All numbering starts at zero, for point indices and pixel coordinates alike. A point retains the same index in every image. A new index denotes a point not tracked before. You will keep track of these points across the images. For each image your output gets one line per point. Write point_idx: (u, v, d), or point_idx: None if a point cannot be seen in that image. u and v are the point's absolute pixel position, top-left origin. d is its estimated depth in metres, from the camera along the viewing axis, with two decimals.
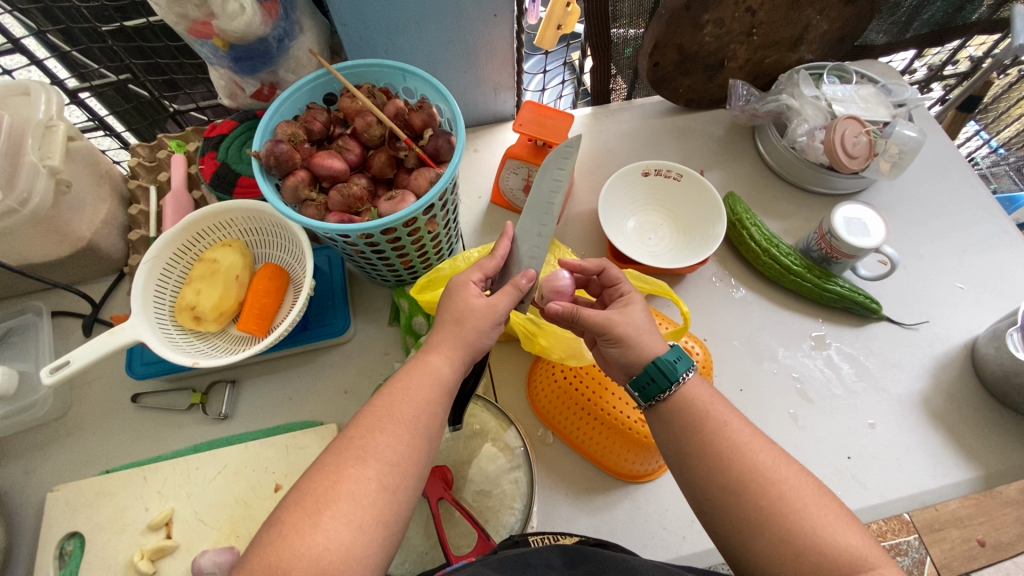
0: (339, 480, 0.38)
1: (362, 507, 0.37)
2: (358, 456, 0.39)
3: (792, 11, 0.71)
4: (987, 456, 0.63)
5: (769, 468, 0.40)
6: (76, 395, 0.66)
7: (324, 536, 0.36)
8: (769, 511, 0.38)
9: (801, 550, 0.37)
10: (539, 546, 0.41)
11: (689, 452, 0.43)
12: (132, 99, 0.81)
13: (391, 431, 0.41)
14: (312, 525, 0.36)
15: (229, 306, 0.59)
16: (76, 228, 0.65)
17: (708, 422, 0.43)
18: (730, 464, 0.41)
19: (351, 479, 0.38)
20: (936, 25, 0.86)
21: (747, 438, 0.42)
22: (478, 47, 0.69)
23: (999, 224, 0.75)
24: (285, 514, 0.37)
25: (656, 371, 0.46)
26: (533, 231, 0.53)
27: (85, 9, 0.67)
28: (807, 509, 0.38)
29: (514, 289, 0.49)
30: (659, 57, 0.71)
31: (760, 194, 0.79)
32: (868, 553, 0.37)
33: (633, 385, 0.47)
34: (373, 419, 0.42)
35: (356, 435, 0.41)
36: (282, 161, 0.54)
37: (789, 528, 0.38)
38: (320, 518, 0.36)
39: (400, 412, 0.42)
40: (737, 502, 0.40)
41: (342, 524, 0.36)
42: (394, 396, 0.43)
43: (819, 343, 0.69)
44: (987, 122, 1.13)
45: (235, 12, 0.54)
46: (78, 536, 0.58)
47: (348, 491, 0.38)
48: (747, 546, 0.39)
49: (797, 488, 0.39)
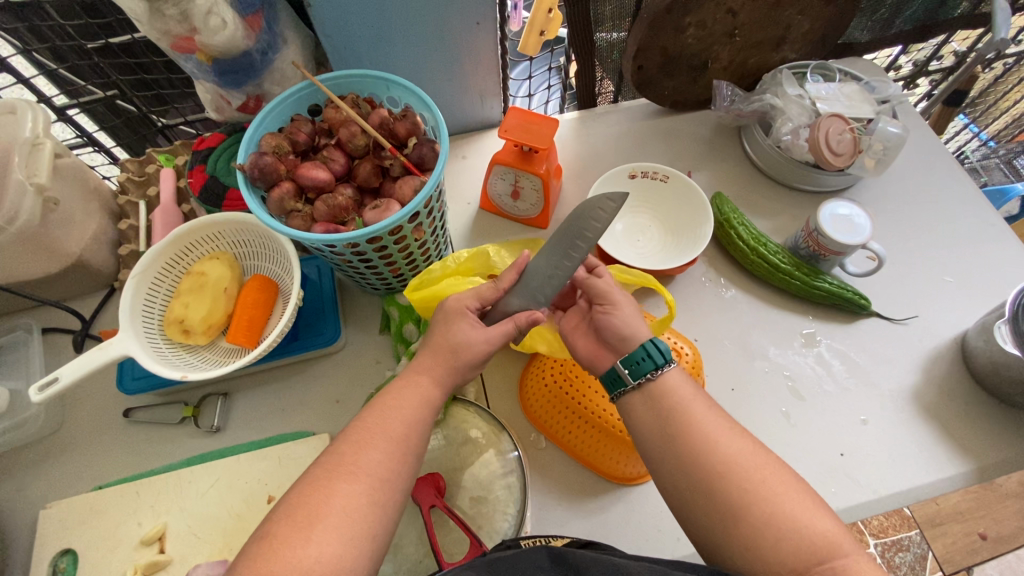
0: (330, 495, 0.38)
1: (352, 520, 0.38)
2: (350, 472, 0.40)
3: (773, 12, 0.72)
4: (981, 448, 0.63)
5: (745, 459, 0.41)
6: (67, 411, 0.66)
7: (315, 549, 0.36)
8: (746, 502, 0.39)
9: (777, 539, 0.38)
10: (528, 551, 0.41)
11: (665, 444, 0.44)
12: (121, 114, 0.82)
13: (380, 447, 0.41)
14: (304, 538, 0.36)
15: (217, 319, 0.59)
16: (65, 245, 0.66)
17: (682, 411, 0.44)
18: (701, 460, 0.41)
19: (344, 493, 0.38)
20: (919, 21, 0.86)
21: (725, 427, 0.43)
22: (462, 54, 0.70)
23: (988, 218, 0.75)
24: (274, 527, 0.37)
25: (651, 349, 0.47)
26: (544, 272, 0.51)
27: (71, 27, 0.67)
28: (783, 499, 0.39)
29: (512, 323, 0.49)
30: (643, 60, 0.72)
31: (747, 193, 0.79)
32: (839, 537, 0.38)
33: (623, 362, 0.48)
34: (364, 436, 0.42)
35: (348, 450, 0.41)
36: (266, 173, 0.55)
37: (766, 517, 0.39)
38: (312, 531, 0.37)
39: (391, 428, 0.43)
40: (714, 493, 0.40)
41: (333, 537, 0.37)
42: (385, 413, 0.44)
43: (809, 341, 0.69)
44: (976, 115, 1.13)
45: (217, 27, 0.54)
46: (72, 553, 0.58)
47: (339, 505, 0.38)
48: (723, 538, 0.40)
49: (773, 478, 0.40)
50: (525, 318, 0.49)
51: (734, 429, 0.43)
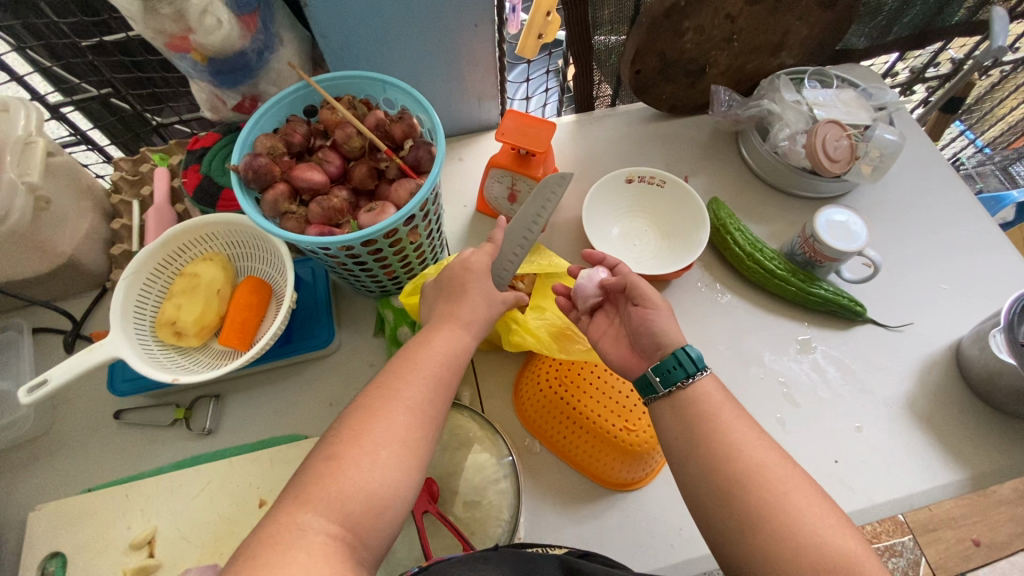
0: (389, 423, 0.40)
1: (408, 446, 0.40)
2: (404, 407, 0.42)
3: (772, 17, 0.72)
4: (974, 457, 0.63)
5: (770, 469, 0.41)
6: (57, 413, 0.66)
7: (381, 468, 0.38)
8: (766, 510, 0.39)
9: (795, 550, 0.37)
10: (540, 557, 0.41)
11: (690, 447, 0.44)
12: (115, 112, 0.81)
13: (422, 385, 0.44)
14: (369, 458, 0.39)
15: (210, 321, 0.59)
16: (57, 244, 0.65)
17: (711, 422, 0.44)
18: (725, 465, 0.42)
19: (401, 424, 0.41)
20: (916, 28, 0.86)
21: (753, 436, 0.43)
22: (460, 56, 0.69)
23: (983, 225, 0.75)
24: (336, 448, 0.39)
25: (684, 357, 0.47)
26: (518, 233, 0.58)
27: (66, 24, 0.67)
28: (804, 512, 0.39)
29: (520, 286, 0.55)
30: (641, 64, 0.72)
31: (744, 198, 0.79)
32: (862, 557, 0.37)
33: (655, 370, 0.49)
34: (405, 375, 0.44)
35: (397, 387, 0.43)
36: (260, 174, 0.54)
37: (786, 526, 0.38)
38: (376, 454, 0.39)
39: (424, 374, 0.44)
40: (735, 498, 0.40)
41: (395, 459, 0.39)
42: (425, 353, 0.46)
43: (805, 347, 0.69)
44: (972, 122, 1.14)
45: (212, 27, 0.54)
46: (60, 556, 0.57)
47: (398, 436, 0.40)
48: (740, 544, 0.40)
49: (797, 492, 0.40)
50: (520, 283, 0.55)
51: (744, 432, 0.43)
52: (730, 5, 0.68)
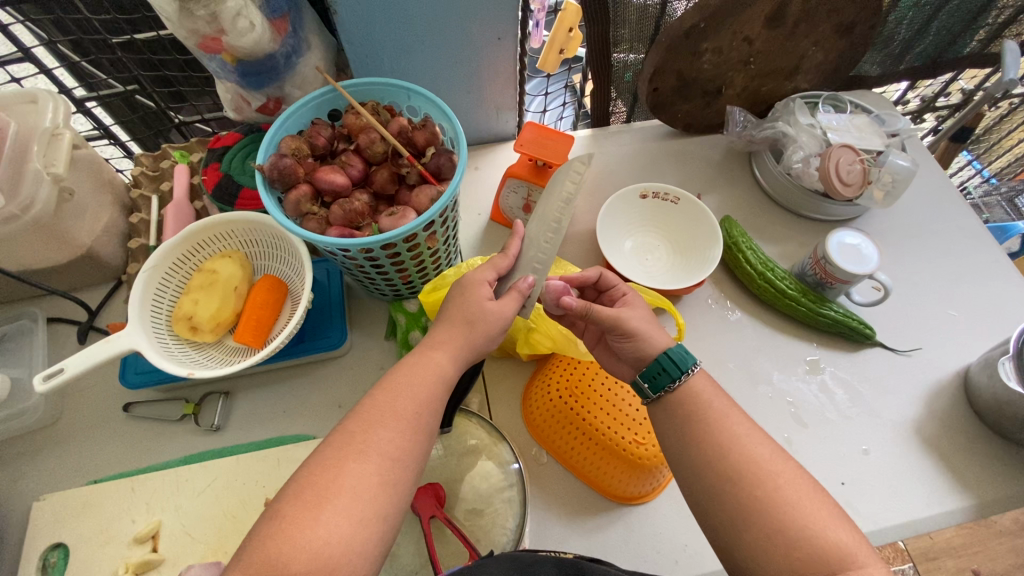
0: (339, 475, 0.38)
1: (361, 502, 0.38)
2: (359, 451, 0.40)
3: (788, 42, 0.73)
4: (982, 484, 0.63)
5: (760, 463, 0.41)
6: (67, 403, 0.66)
7: (325, 530, 0.36)
8: (758, 506, 0.39)
9: (787, 544, 0.38)
10: (540, 557, 0.42)
11: (687, 441, 0.44)
12: (138, 109, 0.82)
13: (392, 426, 0.41)
14: (312, 519, 0.37)
15: (226, 318, 0.59)
16: (77, 235, 0.65)
17: (702, 418, 0.45)
18: (719, 460, 0.42)
19: (353, 473, 0.39)
20: (928, 58, 0.88)
21: (751, 430, 0.43)
22: (482, 67, 0.71)
23: (994, 254, 0.76)
24: (284, 507, 0.37)
25: (668, 361, 0.48)
26: (541, 238, 0.54)
27: (97, 22, 0.68)
28: (798, 506, 0.39)
29: (517, 293, 0.50)
30: (659, 82, 0.73)
31: (756, 217, 0.80)
32: (855, 550, 0.38)
33: (643, 376, 0.49)
34: (374, 414, 0.42)
35: (356, 427, 0.41)
36: (285, 175, 0.55)
37: (779, 523, 0.39)
38: (320, 513, 0.37)
39: (420, 392, 0.44)
40: (726, 494, 0.41)
41: (343, 519, 0.37)
42: (395, 388, 0.44)
43: (814, 368, 0.69)
44: (980, 152, 1.15)
45: (245, 29, 0.55)
46: (63, 547, 0.57)
47: (349, 486, 0.38)
48: (735, 536, 0.40)
49: (788, 486, 0.40)
50: (507, 266, 0.53)
51: (752, 429, 0.44)
52: (748, 28, 0.69)
